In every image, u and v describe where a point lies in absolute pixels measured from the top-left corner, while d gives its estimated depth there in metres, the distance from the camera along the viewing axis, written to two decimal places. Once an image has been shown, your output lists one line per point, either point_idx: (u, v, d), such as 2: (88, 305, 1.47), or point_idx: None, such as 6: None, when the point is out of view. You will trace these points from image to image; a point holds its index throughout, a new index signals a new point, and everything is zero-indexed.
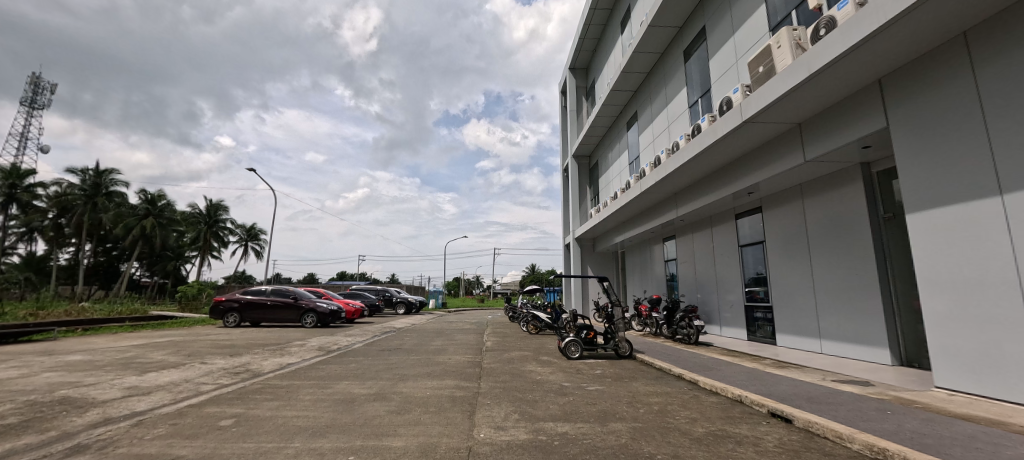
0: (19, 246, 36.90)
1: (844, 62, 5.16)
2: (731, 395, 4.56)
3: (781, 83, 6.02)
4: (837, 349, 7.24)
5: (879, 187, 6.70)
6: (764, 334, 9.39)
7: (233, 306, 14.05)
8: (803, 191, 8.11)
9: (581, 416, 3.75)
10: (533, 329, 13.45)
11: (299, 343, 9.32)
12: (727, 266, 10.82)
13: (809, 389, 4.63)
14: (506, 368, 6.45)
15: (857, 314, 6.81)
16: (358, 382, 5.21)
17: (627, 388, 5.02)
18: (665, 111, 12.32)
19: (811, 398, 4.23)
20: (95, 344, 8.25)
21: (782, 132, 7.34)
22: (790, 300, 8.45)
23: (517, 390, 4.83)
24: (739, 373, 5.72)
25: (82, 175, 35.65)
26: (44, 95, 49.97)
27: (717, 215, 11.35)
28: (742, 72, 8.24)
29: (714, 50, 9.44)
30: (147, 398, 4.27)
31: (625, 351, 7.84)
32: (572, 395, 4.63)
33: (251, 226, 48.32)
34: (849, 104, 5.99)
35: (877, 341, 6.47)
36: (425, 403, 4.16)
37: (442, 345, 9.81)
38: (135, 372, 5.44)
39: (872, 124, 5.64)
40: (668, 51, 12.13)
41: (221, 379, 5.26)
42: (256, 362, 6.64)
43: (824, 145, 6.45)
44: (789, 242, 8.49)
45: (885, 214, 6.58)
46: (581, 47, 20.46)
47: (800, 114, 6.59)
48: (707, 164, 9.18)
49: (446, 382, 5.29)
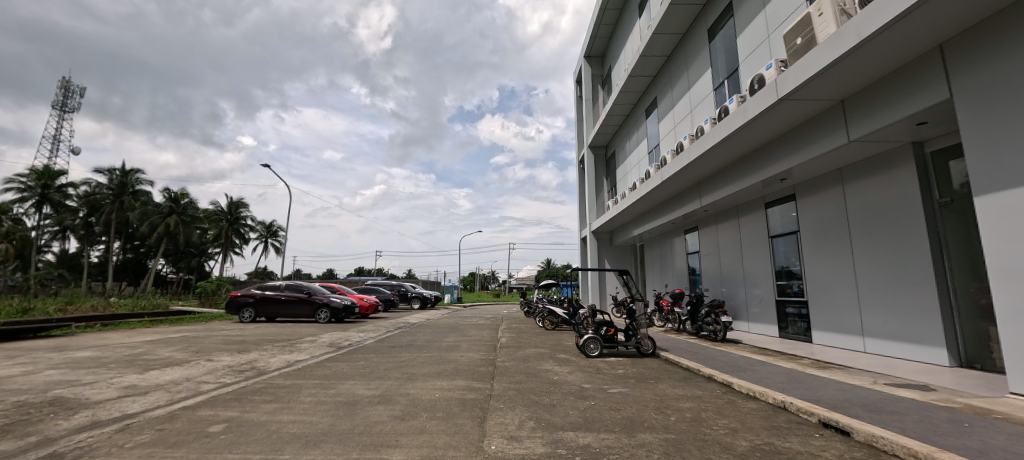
0: (53, 244, 38.48)
1: (900, 25, 4.54)
2: (773, 401, 4.08)
3: (824, 54, 5.43)
4: (882, 348, 6.63)
5: (933, 169, 6.06)
6: (797, 331, 8.80)
7: (248, 301, 14.11)
8: (843, 176, 7.46)
9: (605, 424, 3.35)
10: (549, 325, 12.97)
11: (310, 339, 9.15)
12: (756, 258, 10.21)
13: (862, 394, 4.11)
14: (521, 367, 6.08)
15: (907, 310, 6.19)
16: (364, 382, 4.91)
17: (654, 391, 4.59)
18: (687, 95, 11.65)
19: (868, 406, 3.71)
20: (109, 339, 8.22)
21: (822, 111, 6.70)
22: (827, 294, 7.82)
23: (533, 393, 4.44)
24: (777, 374, 5.22)
25: (109, 175, 36.80)
26: (74, 99, 52.08)
27: (745, 205, 10.72)
28: (775, 47, 7.59)
29: (743, 26, 8.77)
30: (142, 399, 4.08)
31: (648, 349, 7.38)
32: (594, 399, 4.22)
33: (271, 222, 49.32)
34: (902, 75, 5.35)
35: (931, 340, 5.85)
36: (432, 407, 3.80)
37: (456, 341, 9.49)
38: (137, 369, 5.29)
39: (930, 96, 5.01)
40: (691, 31, 11.42)
41: (224, 378, 5.05)
42: (264, 359, 6.45)
43: (872, 123, 5.82)
44: (827, 231, 7.85)
45: (941, 199, 5.93)
46: (597, 34, 19.77)
47: (843, 90, 5.99)
48: (735, 149, 8.57)
49: (457, 382, 4.95)
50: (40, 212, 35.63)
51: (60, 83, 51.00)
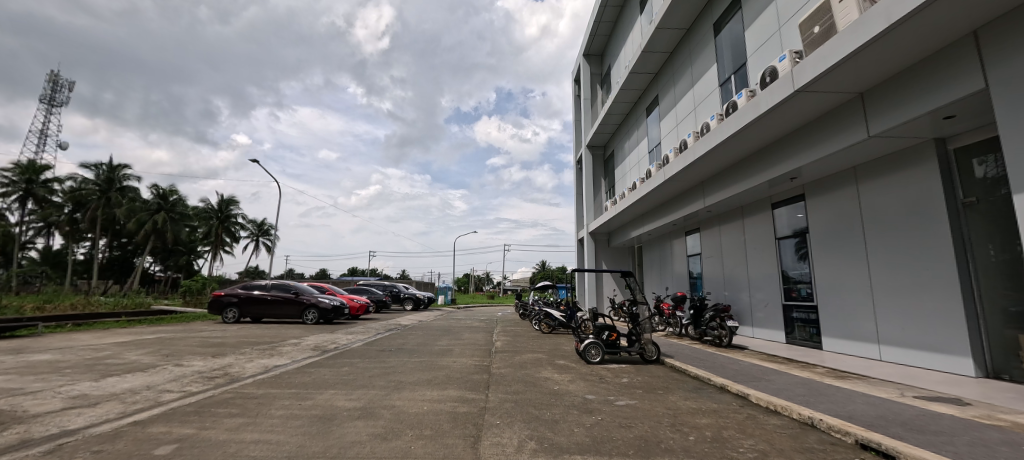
0: (37, 241, 37.61)
1: (935, 8, 4.16)
2: (799, 416, 3.68)
3: (848, 42, 5.04)
4: (898, 355, 6.29)
5: (956, 167, 5.75)
6: (804, 337, 8.45)
7: (232, 300, 13.57)
8: (857, 175, 7.12)
9: (615, 446, 2.92)
10: (546, 327, 12.55)
11: (294, 342, 8.64)
12: (761, 260, 9.85)
13: (897, 410, 3.71)
14: (518, 375, 5.64)
15: (928, 316, 5.83)
16: (345, 392, 4.43)
17: (665, 404, 4.16)
18: (691, 93, 11.30)
19: (908, 425, 3.32)
20: (75, 341, 7.67)
21: (838, 105, 6.36)
22: (839, 299, 7.46)
23: (533, 406, 4.01)
24: (795, 385, 4.82)
25: (96, 170, 35.96)
26: (63, 95, 51.06)
27: (750, 205, 10.38)
28: (787, 40, 7.24)
29: (751, 19, 8.45)
30: (89, 412, 3.61)
31: (652, 355, 7.02)
32: (600, 413, 3.79)
33: (263, 221, 48.71)
34: (930, 65, 5.01)
35: (955, 349, 5.49)
36: (419, 423, 3.35)
37: (448, 345, 9.01)
38: (94, 375, 4.79)
39: (961, 87, 4.65)
40: (695, 26, 11.09)
41: (190, 386, 4.57)
42: (239, 364, 5.94)
43: (894, 118, 5.47)
44: (838, 232, 7.51)
45: (965, 199, 5.60)
46: (597, 32, 19.44)
47: (862, 81, 5.64)
48: (743, 145, 8.21)
49: (448, 392, 4.49)
50: (23, 208, 34.80)
51: (48, 76, 50.02)
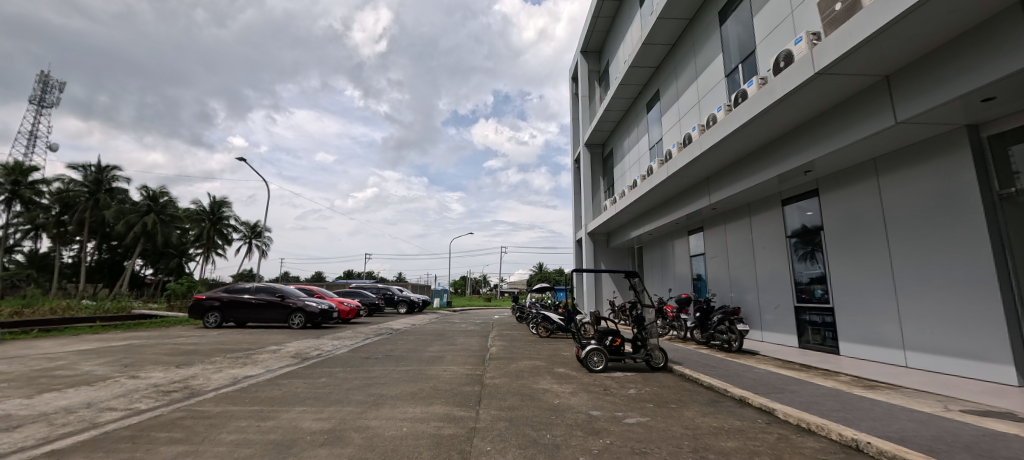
0: (24, 243, 36.72)
1: None
2: (840, 438, 3.15)
3: (875, 17, 4.55)
4: (927, 361, 5.80)
5: (991, 157, 5.27)
6: (818, 341, 7.94)
7: (214, 304, 12.95)
8: (878, 167, 6.64)
9: None
10: (543, 332, 12.03)
11: (273, 349, 8.03)
12: (770, 260, 9.37)
13: (953, 429, 3.20)
14: (513, 386, 5.07)
15: (962, 319, 5.33)
16: (315, 409, 3.88)
17: (682, 422, 3.63)
18: (695, 85, 10.82)
19: (975, 450, 2.80)
20: (31, 349, 7.03)
21: (860, 91, 5.89)
22: (857, 300, 6.98)
23: (531, 425, 3.49)
24: (825, 398, 4.29)
25: (83, 171, 35.10)
26: (53, 95, 50.24)
27: (757, 202, 9.90)
28: (801, 24, 6.80)
29: (759, 5, 7.99)
30: (3, 438, 3.03)
31: (659, 362, 6.51)
32: (609, 434, 3.26)
33: (256, 223, 48.13)
34: (969, 43, 4.53)
35: (994, 355, 4.98)
36: (395, 451, 2.82)
37: (440, 351, 8.42)
38: (29, 390, 4.19)
39: (1004, 66, 4.16)
40: (699, 15, 10.60)
41: (139, 403, 4.00)
42: (204, 375, 5.35)
43: (925, 103, 4.99)
44: (856, 229, 7.03)
45: (1001, 191, 5.13)
46: (595, 27, 18.94)
47: (889, 61, 5.15)
48: (753, 137, 7.72)
49: (434, 409, 3.95)
50: (9, 211, 33.86)
51: (38, 76, 49.45)
